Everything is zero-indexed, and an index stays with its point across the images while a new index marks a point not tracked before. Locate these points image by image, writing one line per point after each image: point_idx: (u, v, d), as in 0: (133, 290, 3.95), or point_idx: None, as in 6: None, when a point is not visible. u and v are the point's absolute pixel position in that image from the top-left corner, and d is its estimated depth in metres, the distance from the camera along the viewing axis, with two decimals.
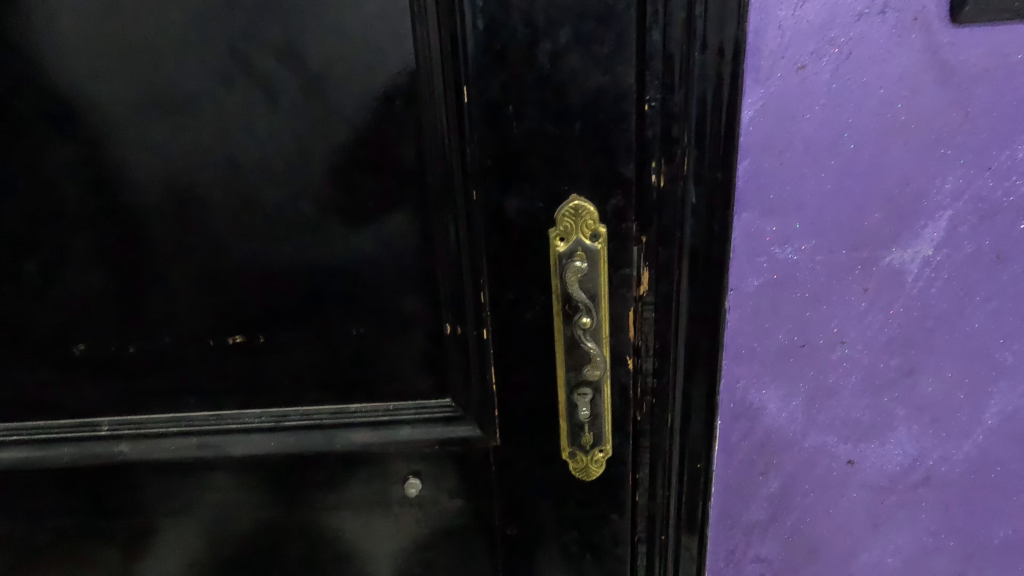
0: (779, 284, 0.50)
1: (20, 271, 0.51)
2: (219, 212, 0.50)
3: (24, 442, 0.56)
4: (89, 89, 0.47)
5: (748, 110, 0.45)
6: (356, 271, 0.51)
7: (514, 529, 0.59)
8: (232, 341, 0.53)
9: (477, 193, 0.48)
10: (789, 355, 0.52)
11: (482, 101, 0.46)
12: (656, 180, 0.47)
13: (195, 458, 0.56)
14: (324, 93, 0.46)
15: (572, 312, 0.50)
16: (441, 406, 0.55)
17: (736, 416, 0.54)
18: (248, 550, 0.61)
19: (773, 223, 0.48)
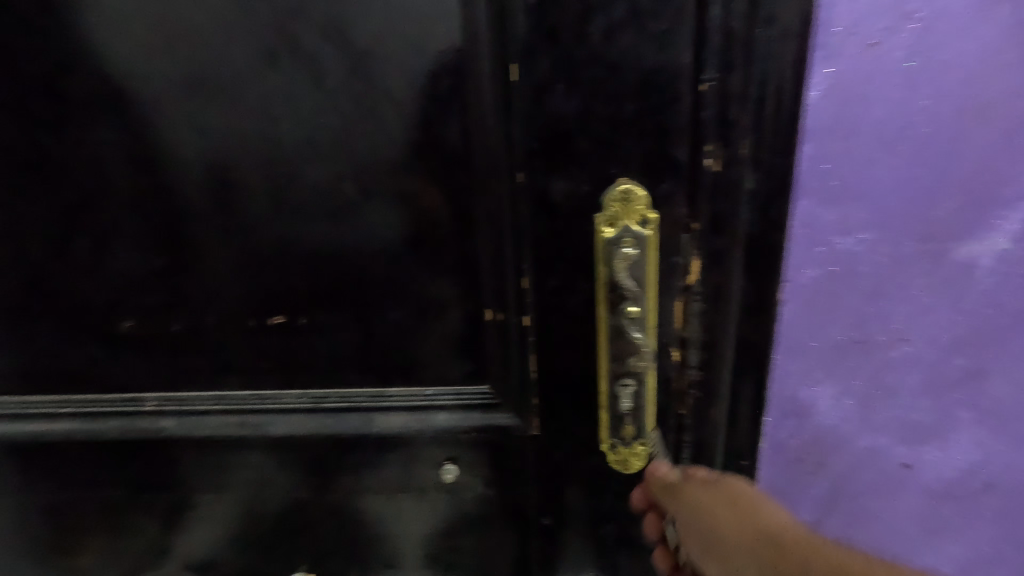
0: (838, 277, 0.47)
1: (71, 248, 0.52)
2: (263, 192, 0.50)
3: (73, 415, 0.57)
4: (137, 67, 0.47)
5: (813, 91, 0.43)
6: (397, 254, 0.51)
7: (549, 519, 0.58)
8: (273, 321, 0.53)
9: (522, 176, 0.47)
10: (845, 352, 0.49)
11: (530, 79, 0.44)
12: (711, 164, 0.45)
13: (235, 436, 0.57)
14: (369, 71, 0.46)
15: (618, 300, 0.49)
16: (478, 393, 0.55)
17: (786, 412, 0.52)
18: (284, 528, 0.62)
19: (835, 211, 0.45)
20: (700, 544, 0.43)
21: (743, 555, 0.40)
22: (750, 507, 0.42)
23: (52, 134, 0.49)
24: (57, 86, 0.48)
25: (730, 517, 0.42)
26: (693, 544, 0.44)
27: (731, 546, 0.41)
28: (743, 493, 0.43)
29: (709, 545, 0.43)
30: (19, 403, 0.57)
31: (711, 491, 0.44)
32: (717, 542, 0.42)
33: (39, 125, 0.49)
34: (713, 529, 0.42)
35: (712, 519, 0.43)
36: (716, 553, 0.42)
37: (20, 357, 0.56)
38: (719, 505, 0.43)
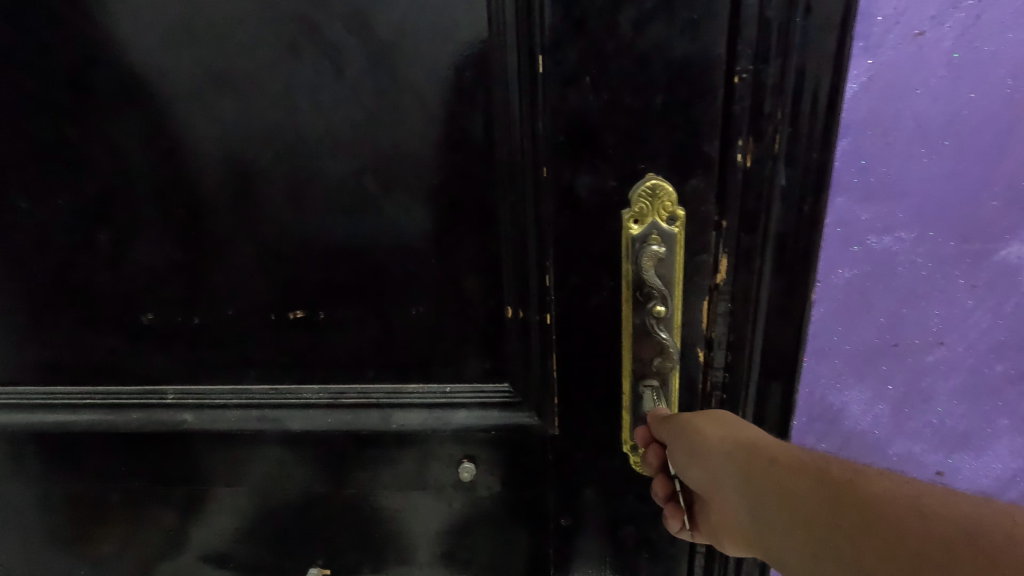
0: (874, 277, 0.45)
1: (93, 239, 0.52)
2: (283, 185, 0.49)
3: (95, 406, 0.57)
4: (159, 59, 0.46)
5: (853, 83, 0.41)
6: (418, 249, 0.50)
7: (567, 521, 0.57)
8: (292, 316, 0.53)
9: (548, 170, 0.45)
10: (879, 355, 0.48)
11: (557, 71, 0.43)
12: (743, 160, 0.43)
13: (254, 430, 0.57)
14: (392, 63, 0.45)
15: (644, 299, 0.48)
16: (498, 391, 0.54)
17: (815, 417, 0.50)
18: (301, 522, 0.62)
19: (872, 209, 0.44)
20: (692, 467, 0.44)
21: (733, 466, 0.41)
22: (737, 429, 0.43)
23: (75, 125, 0.49)
24: (80, 77, 0.47)
25: (717, 436, 0.43)
26: (686, 471, 0.45)
27: (721, 461, 0.42)
28: (731, 420, 0.44)
29: (699, 466, 0.44)
30: (40, 393, 0.57)
31: (700, 418, 0.45)
32: (708, 460, 0.43)
33: (62, 116, 0.49)
34: (703, 450, 0.43)
35: (699, 441, 0.44)
36: (707, 473, 0.43)
37: (43, 348, 0.56)
38: (706, 427, 0.44)
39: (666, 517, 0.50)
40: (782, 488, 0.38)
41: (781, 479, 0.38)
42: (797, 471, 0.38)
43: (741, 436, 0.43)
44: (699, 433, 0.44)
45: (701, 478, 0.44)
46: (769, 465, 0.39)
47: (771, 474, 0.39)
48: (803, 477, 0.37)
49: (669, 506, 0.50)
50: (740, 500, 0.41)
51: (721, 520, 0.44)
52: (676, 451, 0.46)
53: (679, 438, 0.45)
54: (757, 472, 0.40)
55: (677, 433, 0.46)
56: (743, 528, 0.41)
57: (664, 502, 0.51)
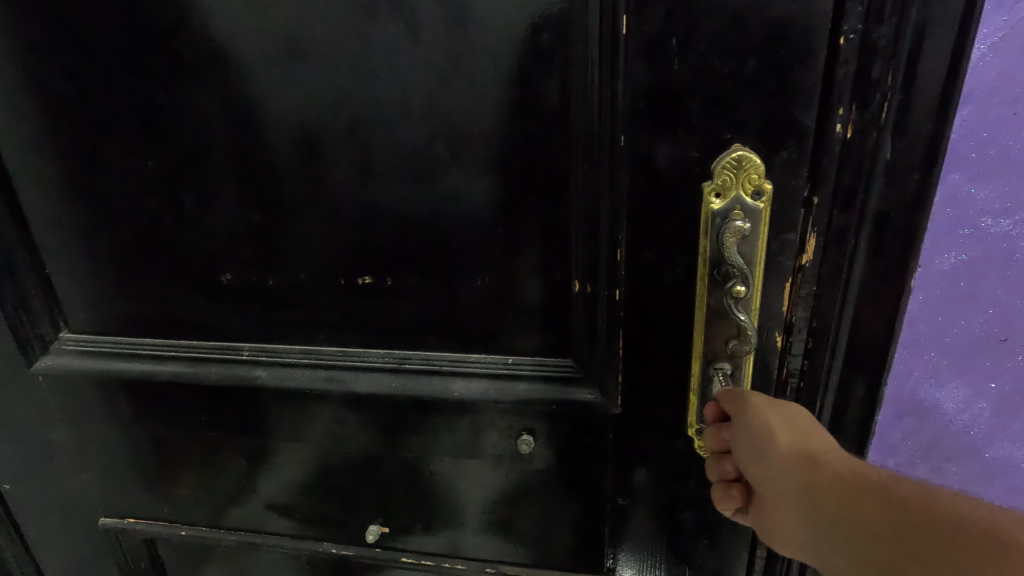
0: (985, 265, 0.42)
1: (179, 201, 0.54)
2: (356, 151, 0.49)
3: (178, 358, 0.61)
4: (241, 23, 0.47)
5: (982, 44, 0.37)
6: (487, 218, 0.49)
7: (625, 499, 0.57)
8: (361, 282, 0.54)
9: (626, 140, 0.43)
10: (982, 349, 0.44)
11: (641, 33, 0.40)
12: (842, 131, 0.40)
13: (322, 390, 0.58)
14: (468, 25, 0.44)
15: (722, 278, 0.45)
16: (560, 365, 0.53)
17: (903, 412, 0.47)
18: (363, 479, 0.64)
19: (991, 189, 0.40)
20: (751, 463, 0.42)
21: (797, 473, 0.39)
22: (807, 433, 0.40)
23: (164, 90, 0.51)
24: (168, 42, 0.49)
25: (785, 439, 0.40)
26: (743, 464, 0.42)
27: (784, 466, 0.39)
28: (803, 422, 0.41)
29: (759, 465, 0.41)
30: (132, 344, 0.62)
31: (771, 412, 0.42)
32: (770, 464, 0.40)
33: (152, 80, 0.51)
34: (765, 451, 0.41)
35: (763, 440, 0.41)
36: (767, 475, 0.40)
37: (134, 302, 0.60)
38: (774, 426, 0.41)
39: (721, 496, 0.47)
40: (850, 506, 0.35)
41: (848, 496, 0.36)
42: (869, 492, 0.35)
43: (809, 442, 0.40)
44: (763, 430, 0.41)
45: (758, 476, 0.41)
46: (838, 481, 0.37)
47: (839, 491, 0.36)
48: (877, 501, 0.35)
49: (728, 486, 0.47)
50: (799, 508, 0.39)
51: (771, 519, 0.42)
52: (737, 441, 0.43)
53: (742, 433, 0.42)
54: (823, 484, 0.37)
55: (739, 425, 0.43)
56: (799, 535, 0.39)
57: (726, 483, 0.47)
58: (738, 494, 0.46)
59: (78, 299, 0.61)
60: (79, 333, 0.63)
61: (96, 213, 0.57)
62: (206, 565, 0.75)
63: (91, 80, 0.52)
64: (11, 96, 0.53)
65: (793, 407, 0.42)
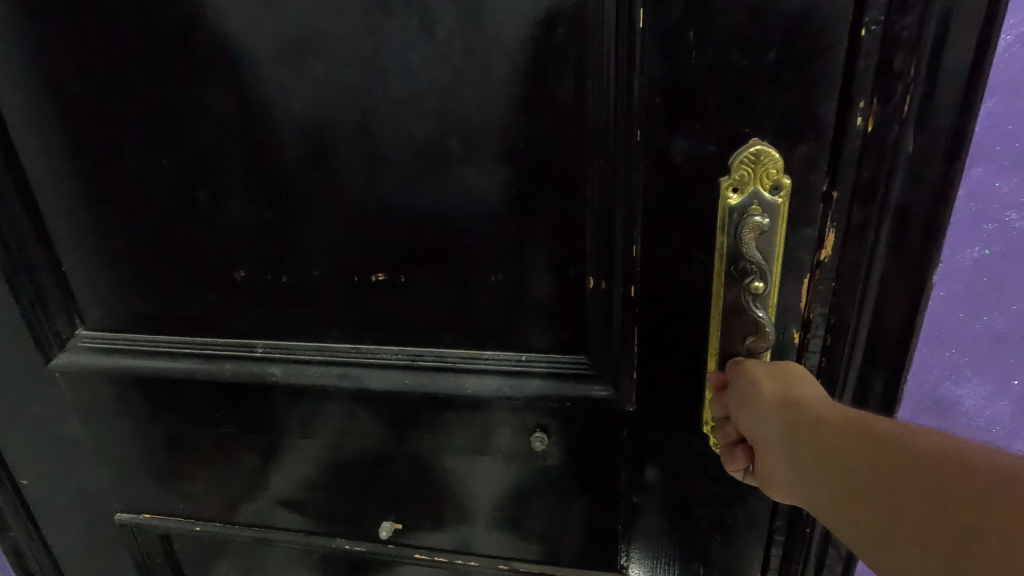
0: (1008, 260, 0.41)
1: (193, 198, 0.55)
2: (369, 147, 0.49)
3: (192, 354, 0.61)
4: (254, 19, 0.47)
5: (1008, 34, 0.36)
6: (500, 214, 0.49)
7: (639, 497, 0.56)
8: (374, 278, 0.54)
9: (641, 135, 0.43)
10: (1004, 346, 0.43)
11: (658, 25, 0.40)
12: (863, 124, 0.39)
13: (335, 386, 0.58)
14: (482, 20, 0.43)
15: (739, 274, 0.44)
16: (574, 362, 0.53)
17: (922, 410, 0.46)
18: (376, 475, 0.64)
19: (1016, 182, 0.39)
20: (742, 414, 0.42)
21: (780, 418, 0.38)
22: (796, 383, 0.40)
23: (178, 88, 0.51)
24: (182, 39, 0.49)
25: (773, 389, 0.40)
26: (737, 416, 0.43)
27: (769, 413, 0.39)
28: (795, 375, 0.41)
29: (750, 416, 0.42)
30: (148, 341, 0.62)
31: (763, 367, 0.43)
32: (760, 413, 0.40)
33: (166, 78, 0.51)
34: (755, 402, 0.41)
35: (753, 393, 0.41)
36: (756, 425, 0.41)
37: (149, 299, 0.60)
38: (762, 377, 0.42)
39: (728, 459, 0.47)
40: (824, 442, 0.35)
41: (826, 435, 0.35)
42: (841, 429, 0.34)
43: (795, 390, 0.39)
44: (752, 381, 0.42)
45: (749, 426, 0.42)
46: (819, 421, 0.36)
47: (818, 430, 0.35)
48: (853, 437, 0.33)
49: (733, 449, 0.46)
50: (782, 452, 0.38)
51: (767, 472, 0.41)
52: (732, 396, 0.44)
53: (736, 386, 0.43)
54: (803, 424, 0.37)
55: (734, 380, 0.44)
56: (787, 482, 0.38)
57: (731, 446, 0.47)
58: (742, 455, 0.46)
59: (94, 297, 0.61)
60: (95, 330, 0.63)
61: (112, 210, 0.57)
62: (221, 560, 0.76)
63: (106, 77, 0.52)
64: (28, 94, 0.53)
65: (790, 365, 0.42)
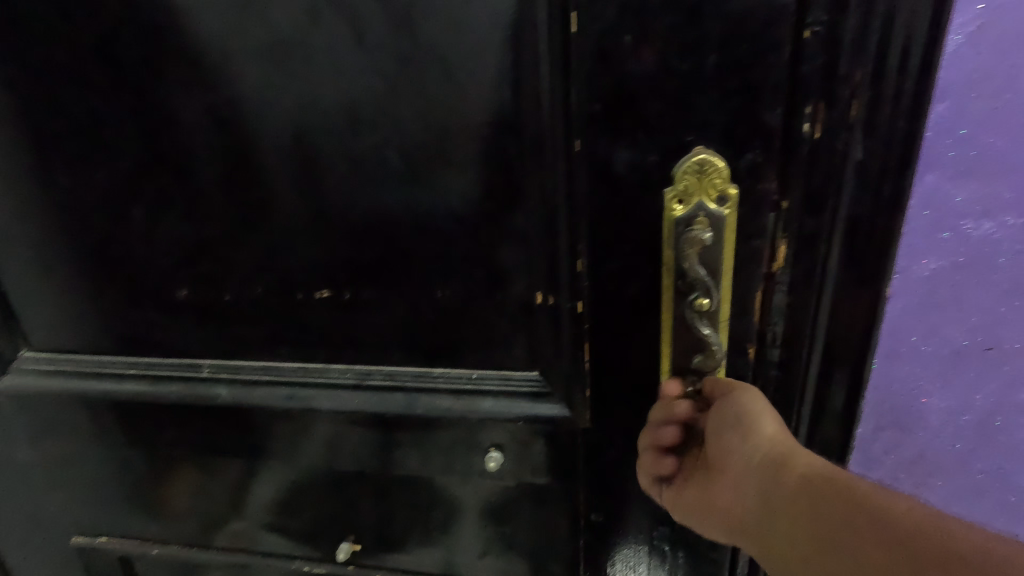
0: (966, 270, 0.39)
1: (128, 215, 0.52)
2: (306, 161, 0.47)
3: (138, 375, 0.59)
4: (179, 27, 0.45)
5: (957, 34, 0.34)
6: (443, 228, 0.47)
7: (599, 516, 0.55)
8: (318, 295, 0.52)
9: (581, 144, 0.41)
10: (966, 359, 0.42)
11: (593, 30, 0.38)
12: (810, 130, 0.37)
13: (284, 407, 0.57)
14: (413, 26, 0.41)
15: (687, 289, 0.42)
16: (526, 379, 0.51)
17: (884, 426, 0.45)
18: (334, 495, 0.62)
19: (972, 189, 0.37)
20: (728, 434, 0.41)
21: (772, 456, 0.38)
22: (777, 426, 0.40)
23: (106, 102, 0.49)
24: (106, 50, 0.47)
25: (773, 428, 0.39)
26: (720, 432, 0.41)
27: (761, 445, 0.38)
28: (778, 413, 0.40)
29: (735, 439, 0.40)
30: (91, 361, 0.60)
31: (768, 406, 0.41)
32: (732, 446, 0.40)
33: (93, 91, 0.48)
34: (749, 430, 0.40)
35: (752, 422, 0.40)
36: (741, 449, 0.40)
37: (90, 319, 0.58)
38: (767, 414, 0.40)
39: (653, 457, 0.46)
40: (808, 495, 0.35)
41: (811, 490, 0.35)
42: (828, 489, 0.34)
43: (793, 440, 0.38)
44: (753, 410, 0.40)
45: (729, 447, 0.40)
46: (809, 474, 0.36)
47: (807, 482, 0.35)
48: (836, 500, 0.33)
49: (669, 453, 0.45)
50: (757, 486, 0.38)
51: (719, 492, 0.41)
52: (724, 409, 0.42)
53: (732, 403, 0.41)
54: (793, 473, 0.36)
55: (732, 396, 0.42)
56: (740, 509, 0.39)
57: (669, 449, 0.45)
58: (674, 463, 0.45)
59: (34, 317, 0.59)
60: (37, 351, 0.61)
61: (48, 230, 0.55)
62: None
63: (32, 90, 0.49)
64: None
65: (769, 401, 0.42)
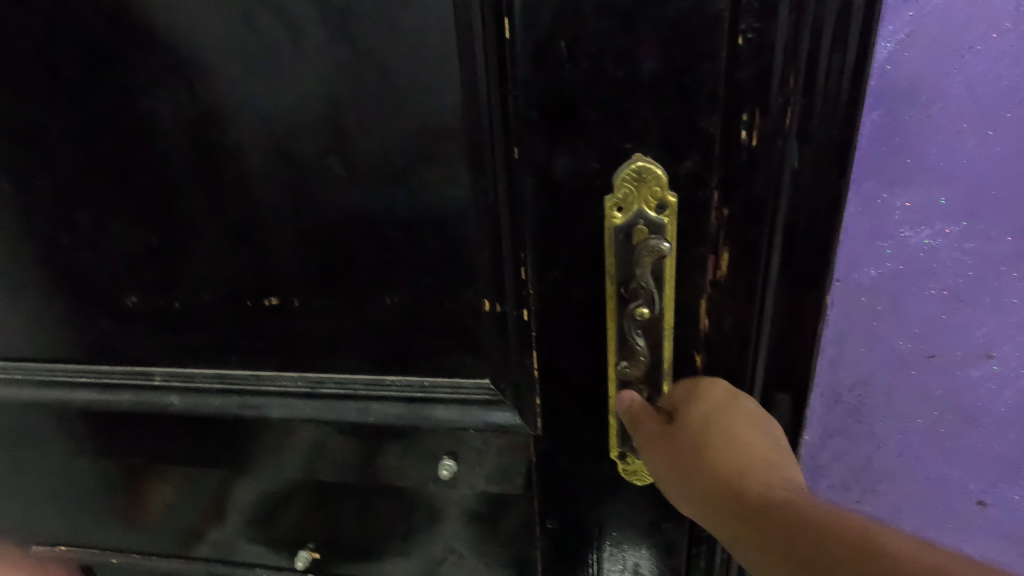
0: (906, 279, 0.39)
1: (74, 221, 0.52)
2: (250, 167, 0.47)
3: (90, 384, 0.58)
4: (114, 31, 0.44)
5: (887, 41, 0.33)
6: (389, 235, 0.46)
7: (555, 523, 0.54)
8: (268, 302, 0.51)
9: (521, 151, 0.40)
10: (910, 367, 0.41)
11: (528, 36, 0.37)
12: (747, 138, 0.37)
13: (237, 416, 0.56)
14: (349, 30, 0.40)
15: (630, 298, 0.42)
16: (479, 388, 0.50)
17: (830, 433, 0.45)
18: (294, 501, 0.62)
19: (908, 197, 0.36)
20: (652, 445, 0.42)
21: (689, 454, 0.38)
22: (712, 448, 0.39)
23: (46, 108, 0.48)
24: (43, 54, 0.46)
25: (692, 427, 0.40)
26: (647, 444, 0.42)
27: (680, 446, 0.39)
28: (713, 428, 0.39)
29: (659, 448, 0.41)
30: (41, 370, 0.59)
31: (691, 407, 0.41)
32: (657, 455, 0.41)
33: (33, 95, 0.47)
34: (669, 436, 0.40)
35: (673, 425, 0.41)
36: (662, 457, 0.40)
37: (40, 327, 0.57)
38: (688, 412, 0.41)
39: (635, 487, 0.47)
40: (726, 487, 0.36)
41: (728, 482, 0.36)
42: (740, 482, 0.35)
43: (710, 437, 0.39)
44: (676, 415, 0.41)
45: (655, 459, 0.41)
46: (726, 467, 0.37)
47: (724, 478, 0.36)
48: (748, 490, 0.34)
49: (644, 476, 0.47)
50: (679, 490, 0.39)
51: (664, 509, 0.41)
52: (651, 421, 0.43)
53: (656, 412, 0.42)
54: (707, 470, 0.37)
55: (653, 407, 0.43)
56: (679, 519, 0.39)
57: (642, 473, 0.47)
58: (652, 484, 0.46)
59: None
60: None
61: None
62: None
63: None
64: None
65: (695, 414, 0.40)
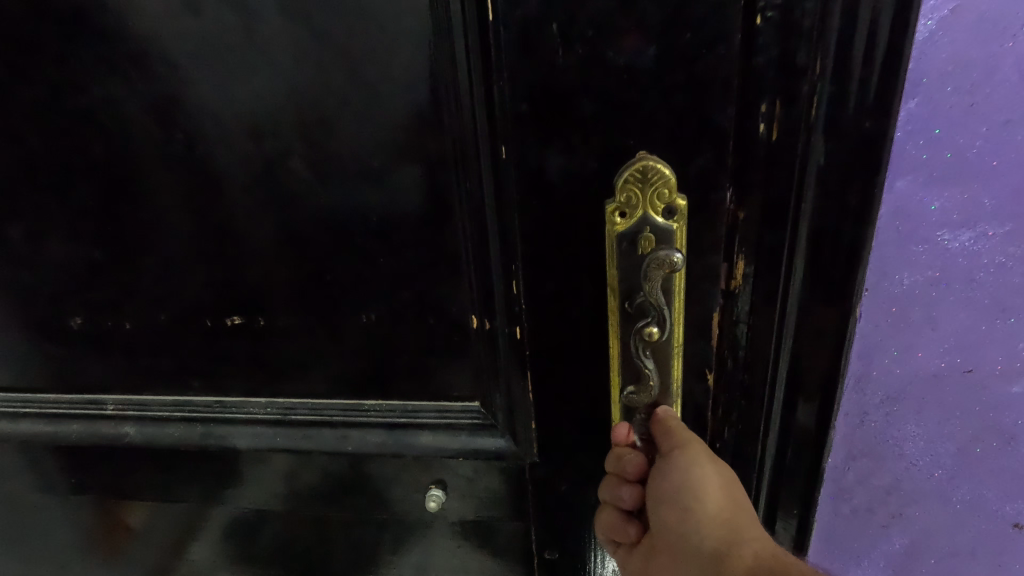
0: (943, 287, 0.34)
1: (7, 235, 0.46)
2: (203, 171, 0.41)
3: (36, 415, 0.53)
4: (36, 18, 0.38)
5: (927, 19, 0.29)
6: (363, 246, 0.41)
7: (553, 553, 0.50)
8: (230, 322, 0.46)
9: (509, 150, 0.36)
10: (944, 383, 0.37)
11: (515, 17, 0.32)
12: (766, 131, 0.32)
13: (200, 447, 0.51)
14: (309, 13, 0.35)
15: (635, 314, 0.37)
16: (467, 412, 0.45)
17: (854, 455, 0.41)
18: (269, 530, 0.58)
19: (947, 196, 0.32)
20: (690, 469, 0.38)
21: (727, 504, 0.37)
22: (742, 520, 0.37)
23: None
24: None
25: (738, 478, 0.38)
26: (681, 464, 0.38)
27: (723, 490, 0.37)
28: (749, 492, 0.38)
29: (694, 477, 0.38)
30: None
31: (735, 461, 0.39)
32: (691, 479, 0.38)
33: None
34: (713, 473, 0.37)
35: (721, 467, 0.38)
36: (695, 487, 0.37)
37: None
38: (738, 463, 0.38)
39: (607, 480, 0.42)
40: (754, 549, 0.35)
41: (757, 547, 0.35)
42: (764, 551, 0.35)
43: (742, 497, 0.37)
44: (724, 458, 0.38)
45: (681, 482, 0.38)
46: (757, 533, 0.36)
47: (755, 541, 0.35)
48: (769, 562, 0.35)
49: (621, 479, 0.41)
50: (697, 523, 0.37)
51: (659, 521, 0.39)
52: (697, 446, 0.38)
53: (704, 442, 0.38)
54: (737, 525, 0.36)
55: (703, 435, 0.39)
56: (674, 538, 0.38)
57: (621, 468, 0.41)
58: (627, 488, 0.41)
59: None
60: None
61: None
62: None
63: None
64: None
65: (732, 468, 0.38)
